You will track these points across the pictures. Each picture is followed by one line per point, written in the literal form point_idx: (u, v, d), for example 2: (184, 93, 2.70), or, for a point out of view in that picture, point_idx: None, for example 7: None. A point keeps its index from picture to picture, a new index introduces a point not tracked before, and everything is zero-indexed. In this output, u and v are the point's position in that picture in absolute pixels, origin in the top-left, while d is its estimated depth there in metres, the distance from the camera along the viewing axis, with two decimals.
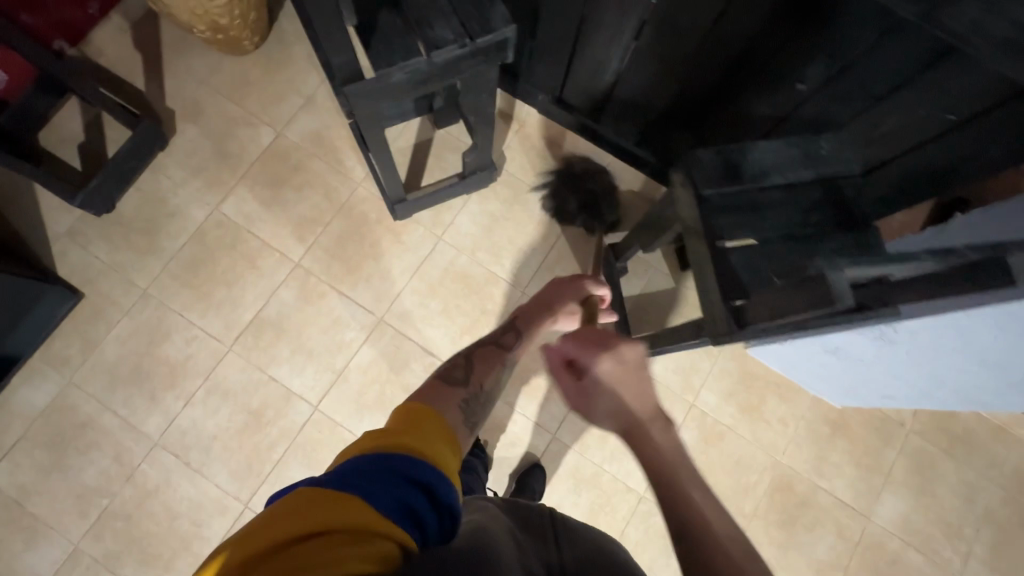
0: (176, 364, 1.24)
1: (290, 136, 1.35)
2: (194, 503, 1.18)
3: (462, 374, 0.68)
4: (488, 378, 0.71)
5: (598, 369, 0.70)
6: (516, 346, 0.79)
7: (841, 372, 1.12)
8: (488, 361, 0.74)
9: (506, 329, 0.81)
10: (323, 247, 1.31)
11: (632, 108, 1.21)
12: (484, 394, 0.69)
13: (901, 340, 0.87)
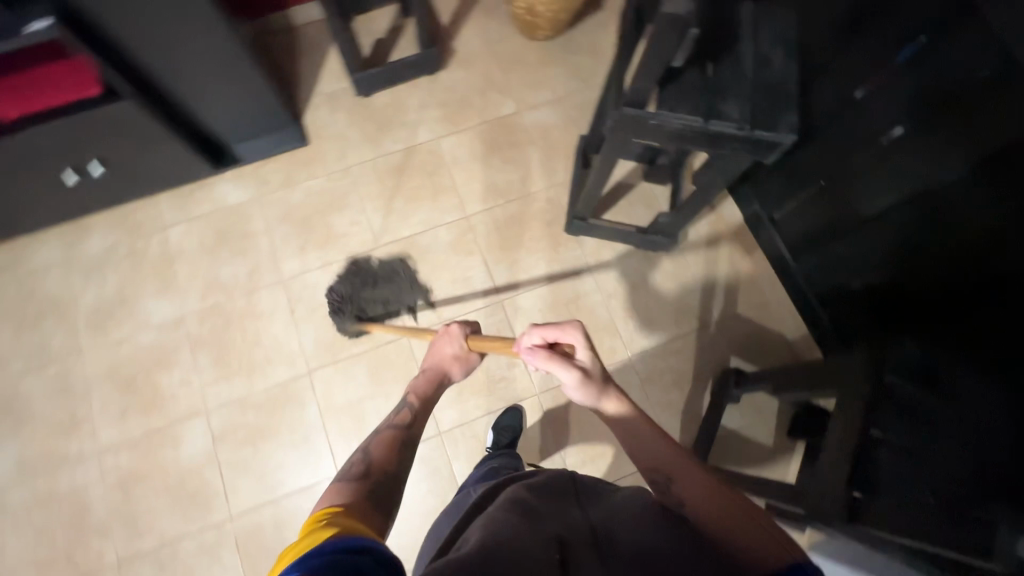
0: (333, 232, 1.40)
1: (526, 119, 1.49)
2: (276, 343, 1.31)
3: (358, 469, 0.70)
4: (388, 463, 0.73)
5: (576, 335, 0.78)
6: (408, 421, 0.81)
7: None
8: (383, 445, 0.76)
9: (399, 408, 0.84)
10: (495, 216, 1.41)
11: (833, 267, 1.16)
12: (387, 476, 0.71)
13: None
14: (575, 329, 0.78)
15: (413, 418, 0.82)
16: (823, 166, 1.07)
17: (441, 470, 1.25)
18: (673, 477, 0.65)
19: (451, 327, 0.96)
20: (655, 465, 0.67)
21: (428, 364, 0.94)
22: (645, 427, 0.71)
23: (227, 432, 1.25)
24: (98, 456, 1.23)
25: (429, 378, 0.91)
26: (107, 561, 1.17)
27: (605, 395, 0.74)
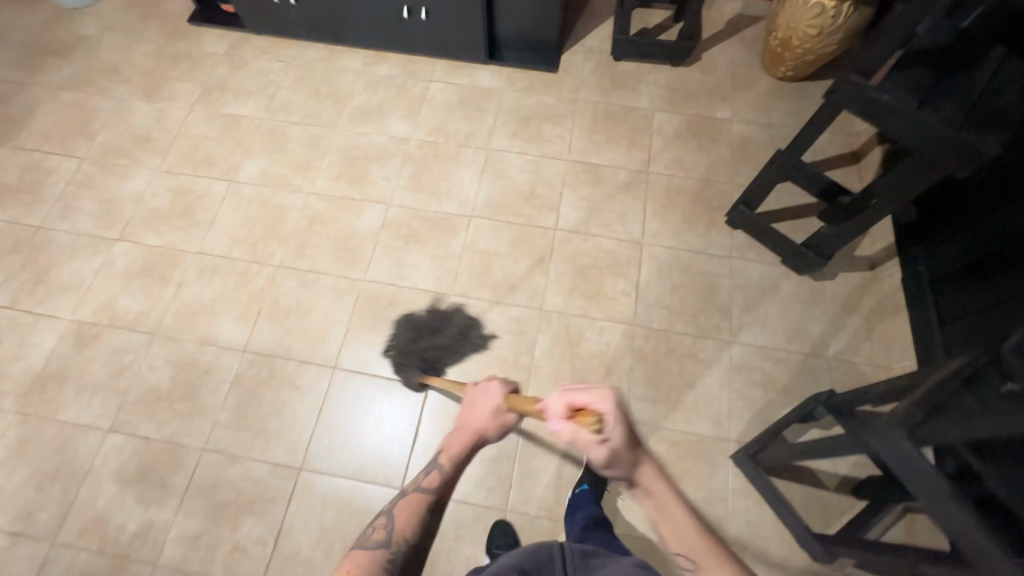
0: (541, 135, 1.67)
1: (735, 128, 1.67)
2: (460, 187, 1.60)
3: (377, 539, 0.78)
4: (409, 530, 0.80)
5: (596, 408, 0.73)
6: (434, 487, 0.86)
7: None
8: (407, 514, 0.82)
9: (429, 471, 0.89)
10: (671, 182, 1.59)
11: (975, 329, 1.16)
12: (409, 547, 0.78)
13: None
14: (604, 395, 0.74)
15: (438, 484, 0.87)
16: (1013, 226, 1.11)
17: (526, 335, 1.39)
18: (698, 563, 0.67)
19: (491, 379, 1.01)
20: (679, 547, 0.69)
21: (464, 426, 0.96)
22: (679, 509, 0.71)
23: (394, 224, 1.54)
24: (308, 195, 1.59)
25: (463, 442, 0.94)
26: (275, 261, 1.50)
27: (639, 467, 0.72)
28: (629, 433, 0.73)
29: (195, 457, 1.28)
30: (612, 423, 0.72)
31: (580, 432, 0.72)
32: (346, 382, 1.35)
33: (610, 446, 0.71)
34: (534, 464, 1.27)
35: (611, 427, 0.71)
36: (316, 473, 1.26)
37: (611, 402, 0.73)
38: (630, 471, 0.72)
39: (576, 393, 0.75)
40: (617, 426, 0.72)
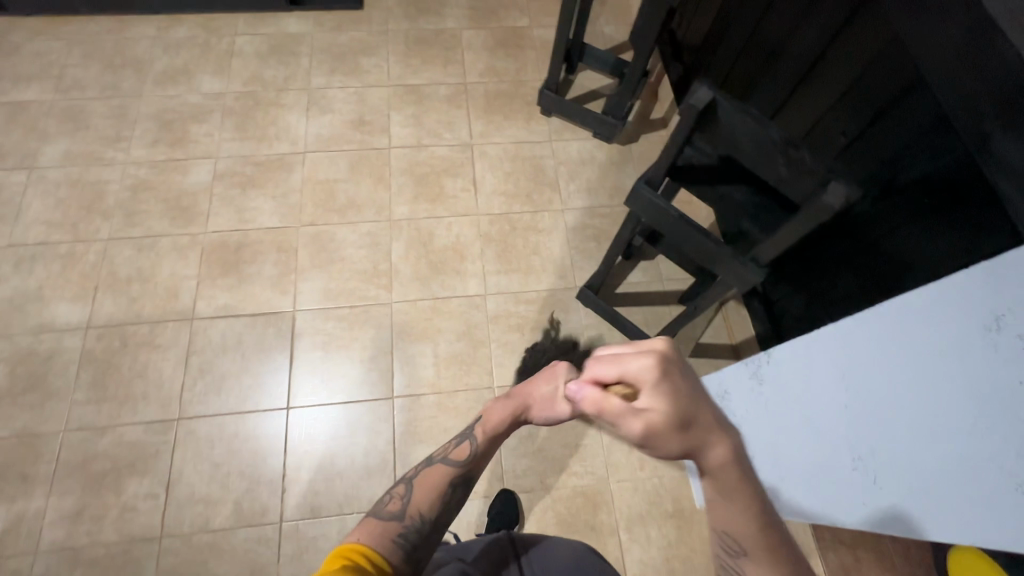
0: (359, 67, 1.73)
1: (535, 32, 1.84)
2: (289, 128, 1.61)
3: (393, 508, 0.66)
4: (427, 505, 0.68)
5: (641, 367, 0.52)
6: (466, 459, 0.72)
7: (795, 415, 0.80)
8: (428, 485, 0.70)
9: (459, 441, 0.74)
10: (488, 88, 1.73)
11: None
12: (426, 523, 0.66)
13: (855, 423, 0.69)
14: (650, 359, 0.52)
15: (472, 458, 0.72)
16: (738, 44, 1.34)
17: (381, 245, 1.47)
18: (751, 552, 0.50)
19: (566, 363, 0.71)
20: (731, 537, 0.51)
21: (513, 394, 0.75)
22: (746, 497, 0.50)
23: (227, 175, 1.53)
24: (125, 166, 1.52)
25: (510, 409, 0.74)
26: (103, 235, 1.43)
27: (708, 446, 0.50)
28: (686, 409, 0.50)
29: (56, 441, 1.21)
30: (653, 394, 0.50)
31: (609, 403, 0.51)
32: (208, 329, 1.34)
33: (647, 423, 0.49)
34: (411, 353, 1.35)
35: (649, 398, 0.50)
36: (196, 418, 1.25)
37: (660, 376, 0.51)
38: (685, 449, 0.50)
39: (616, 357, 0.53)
40: (667, 402, 0.50)
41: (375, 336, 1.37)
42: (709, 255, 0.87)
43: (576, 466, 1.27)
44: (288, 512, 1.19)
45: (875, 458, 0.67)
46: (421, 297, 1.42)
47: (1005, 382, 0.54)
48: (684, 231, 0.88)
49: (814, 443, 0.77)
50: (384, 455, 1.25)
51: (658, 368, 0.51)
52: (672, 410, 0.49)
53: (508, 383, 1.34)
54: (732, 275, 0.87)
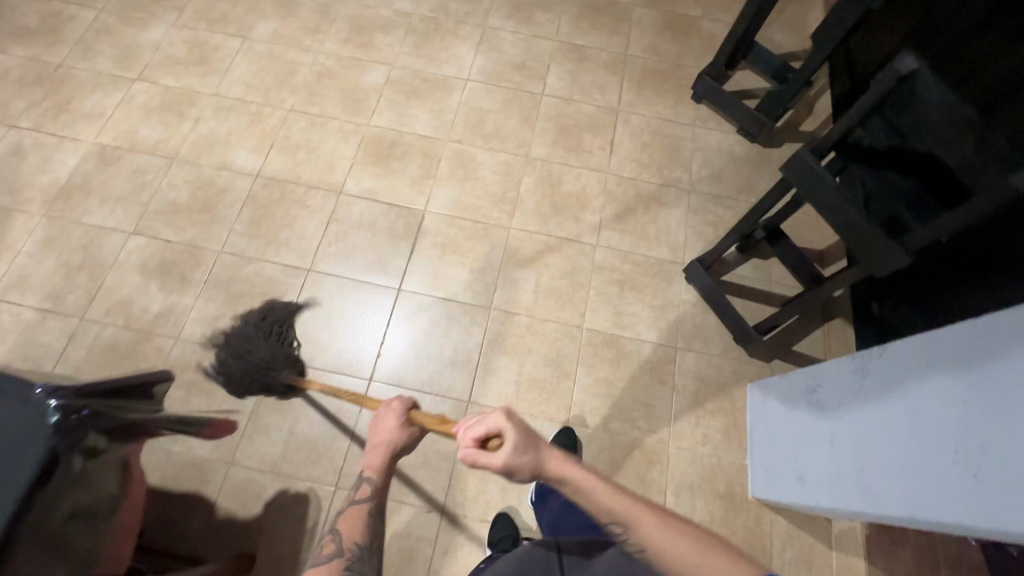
0: (534, 18, 1.85)
1: (705, 24, 1.87)
2: (459, 56, 1.76)
3: (331, 551, 0.74)
4: (359, 535, 0.77)
5: (495, 419, 0.70)
6: (369, 496, 0.80)
7: (901, 412, 0.86)
8: (349, 524, 0.78)
9: (358, 485, 0.81)
10: (647, 63, 1.79)
11: None
12: (362, 550, 0.75)
13: (967, 416, 0.74)
14: (501, 413, 0.70)
15: (371, 495, 0.80)
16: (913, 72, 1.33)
17: (513, 176, 1.57)
18: (633, 527, 0.65)
19: (391, 401, 0.86)
20: (613, 518, 0.66)
21: (372, 445, 0.84)
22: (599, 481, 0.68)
23: (397, 83, 1.70)
24: (317, 54, 1.73)
25: (382, 452, 0.83)
26: (287, 105, 1.64)
27: (546, 461, 0.68)
28: (525, 432, 0.69)
29: (213, 256, 1.42)
30: (510, 422, 0.69)
31: (477, 456, 0.68)
32: (350, 205, 1.51)
33: (507, 461, 0.67)
34: (516, 276, 1.44)
35: (511, 434, 0.68)
36: (323, 274, 1.42)
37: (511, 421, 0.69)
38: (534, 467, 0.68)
39: (473, 424, 0.70)
40: (512, 444, 0.68)
41: (488, 252, 1.47)
42: (855, 233, 0.89)
43: (641, 421, 1.31)
44: (377, 374, 1.32)
45: (975, 451, 0.71)
46: (537, 230, 1.51)
47: None
48: (835, 206, 0.90)
49: (918, 435, 0.82)
50: (470, 355, 1.35)
51: (507, 418, 0.70)
52: (520, 445, 0.68)
53: (597, 328, 1.39)
54: (872, 259, 0.88)
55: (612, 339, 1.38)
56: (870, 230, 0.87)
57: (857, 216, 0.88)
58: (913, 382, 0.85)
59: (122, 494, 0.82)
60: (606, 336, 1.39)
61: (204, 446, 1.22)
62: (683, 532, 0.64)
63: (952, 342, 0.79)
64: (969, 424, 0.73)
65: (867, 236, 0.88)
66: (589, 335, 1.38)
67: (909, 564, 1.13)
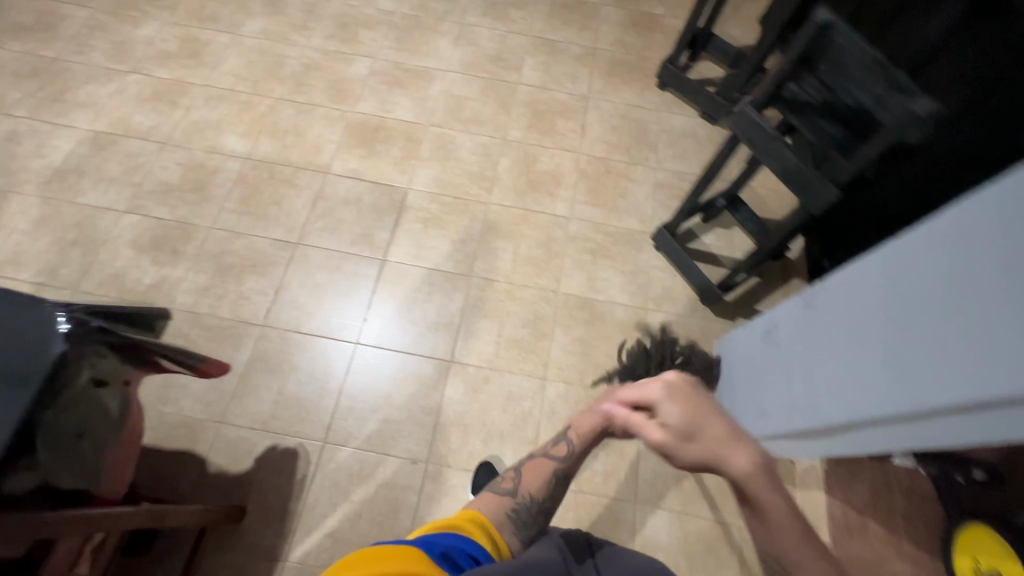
0: (509, 16, 1.97)
1: (668, 21, 2.01)
2: (439, 49, 1.87)
3: (507, 486, 0.74)
4: (536, 488, 0.74)
5: (662, 403, 0.70)
6: (563, 457, 0.78)
7: (844, 330, 0.94)
8: (532, 470, 0.77)
9: (556, 441, 0.81)
10: (615, 55, 1.91)
11: None
12: (535, 503, 0.73)
13: (895, 317, 0.82)
14: (660, 385, 0.71)
15: (567, 457, 0.79)
16: None
17: (490, 157, 1.67)
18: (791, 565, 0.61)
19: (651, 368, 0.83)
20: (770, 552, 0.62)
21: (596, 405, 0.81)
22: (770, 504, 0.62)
23: (380, 74, 1.80)
24: (304, 48, 1.83)
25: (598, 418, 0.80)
26: (275, 95, 1.73)
27: (724, 461, 0.64)
28: (687, 427, 0.66)
29: (204, 232, 1.48)
30: (669, 408, 0.69)
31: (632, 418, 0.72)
32: (336, 183, 1.58)
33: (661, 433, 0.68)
34: (495, 246, 1.53)
35: (667, 415, 0.68)
36: (311, 247, 1.49)
37: (676, 397, 0.69)
38: (701, 458, 0.65)
39: (628, 390, 0.75)
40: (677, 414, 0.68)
41: (468, 224, 1.55)
42: (793, 174, 0.99)
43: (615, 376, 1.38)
44: (364, 337, 1.38)
45: (904, 344, 0.80)
46: (514, 205, 1.60)
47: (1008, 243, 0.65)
48: (775, 152, 1.01)
49: (858, 346, 0.90)
50: (452, 318, 1.42)
51: (660, 405, 0.70)
52: (675, 420, 0.67)
53: (572, 292, 1.48)
54: (809, 196, 0.98)
55: (586, 302, 1.47)
56: (805, 169, 0.97)
57: (793, 159, 0.98)
58: (850, 303, 0.94)
59: (122, 422, 0.86)
60: (580, 300, 1.47)
61: (195, 407, 1.27)
62: None
63: (882, 263, 0.87)
64: (898, 324, 0.82)
65: (803, 175, 0.98)
66: (565, 300, 1.47)
67: (864, 494, 1.20)
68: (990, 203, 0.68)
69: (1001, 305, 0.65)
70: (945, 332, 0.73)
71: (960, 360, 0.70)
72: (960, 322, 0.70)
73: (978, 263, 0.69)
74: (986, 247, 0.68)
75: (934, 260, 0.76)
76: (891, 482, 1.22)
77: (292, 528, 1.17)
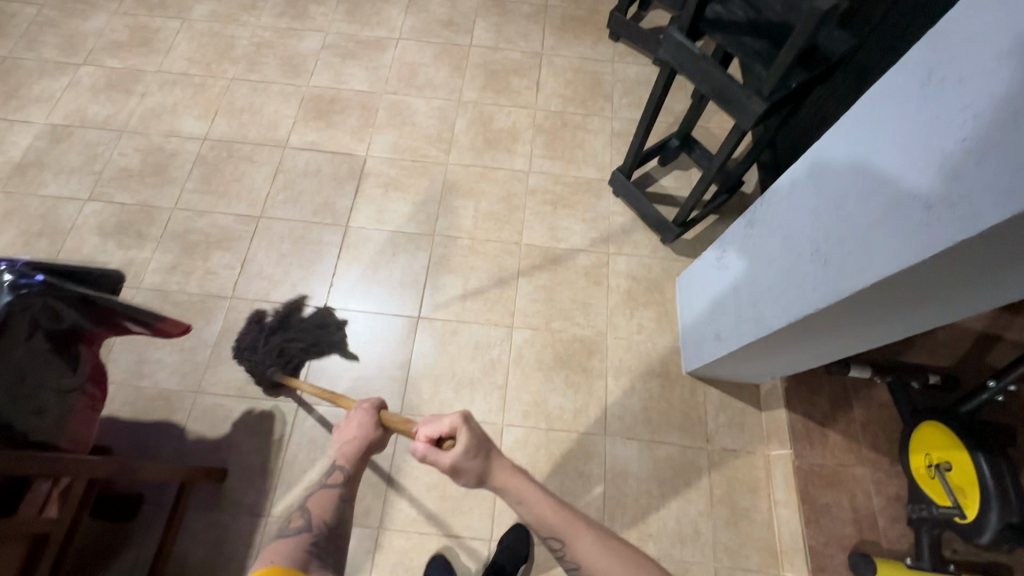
0: None
1: None
2: (391, 19, 1.87)
3: (297, 525, 0.73)
4: (327, 515, 0.75)
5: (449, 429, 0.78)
6: (340, 480, 0.82)
7: (781, 239, 0.97)
8: (321, 502, 0.78)
9: (330, 472, 0.84)
10: (566, 11, 1.92)
11: None
12: (329, 528, 0.74)
13: (825, 214, 0.85)
14: (453, 415, 0.78)
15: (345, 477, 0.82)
16: None
17: (447, 119, 1.68)
18: (567, 539, 0.70)
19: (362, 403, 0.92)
20: (546, 530, 0.71)
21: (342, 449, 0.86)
22: (543, 496, 0.74)
23: (333, 47, 1.80)
24: (254, 28, 1.83)
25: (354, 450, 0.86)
26: (228, 75, 1.73)
27: (492, 468, 0.75)
28: (477, 439, 0.76)
29: (167, 214, 1.50)
30: (461, 425, 0.77)
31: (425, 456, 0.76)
32: (295, 157, 1.60)
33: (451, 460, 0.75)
34: (456, 205, 1.55)
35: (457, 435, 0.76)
36: (273, 219, 1.50)
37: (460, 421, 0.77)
38: (482, 468, 0.75)
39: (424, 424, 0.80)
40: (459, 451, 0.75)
41: (428, 186, 1.57)
42: (725, 92, 1.01)
43: (580, 319, 1.41)
44: (332, 301, 1.41)
45: (833, 235, 0.83)
46: (473, 164, 1.61)
47: (913, 114, 0.68)
48: (704, 73, 1.03)
49: (795, 250, 0.93)
50: (418, 276, 1.45)
51: (455, 425, 0.77)
52: (473, 435, 0.76)
53: (534, 243, 1.50)
54: (741, 112, 1.00)
55: (548, 251, 1.49)
56: (735, 85, 0.99)
57: (723, 77, 1.00)
58: (784, 213, 0.97)
59: (76, 384, 0.86)
60: (543, 249, 1.49)
61: (170, 379, 1.30)
62: (613, 546, 0.69)
63: (806, 165, 0.91)
64: (827, 219, 0.85)
65: (733, 92, 1.00)
66: (528, 250, 1.49)
67: (825, 408, 1.24)
68: (891, 86, 0.72)
69: (901, 178, 0.69)
70: (867, 214, 0.76)
71: (875, 239, 0.74)
72: (868, 202, 0.76)
73: (888, 140, 0.72)
74: (887, 128, 0.72)
75: (851, 151, 0.80)
76: (850, 393, 1.25)
77: (273, 485, 1.21)
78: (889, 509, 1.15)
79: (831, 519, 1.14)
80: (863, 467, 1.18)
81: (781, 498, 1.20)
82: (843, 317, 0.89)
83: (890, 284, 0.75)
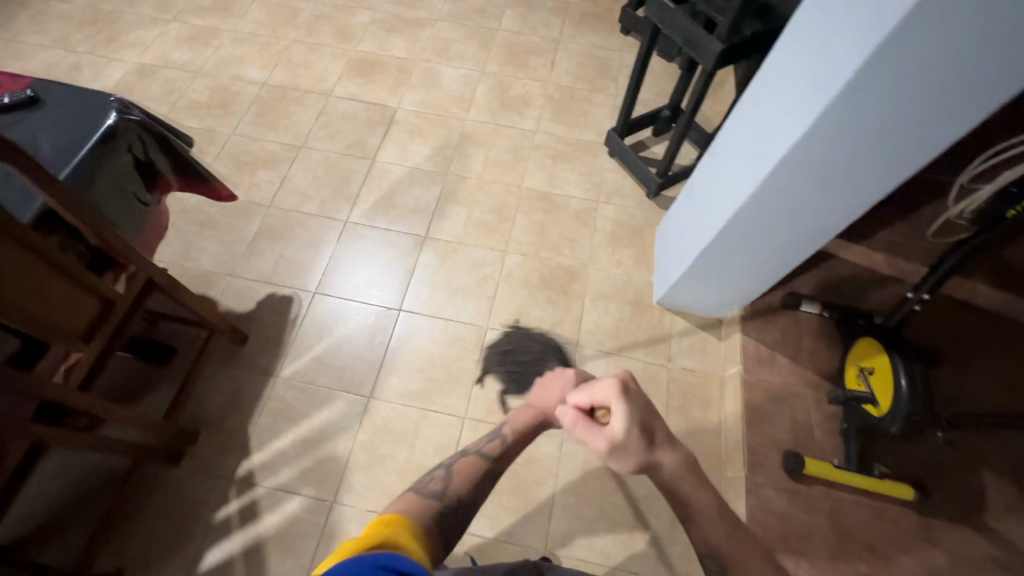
0: None
1: None
2: (432, 4, 2.17)
3: (435, 487, 0.71)
4: (464, 488, 0.72)
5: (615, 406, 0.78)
6: (497, 453, 0.79)
7: (723, 156, 1.08)
8: (465, 470, 0.76)
9: (490, 439, 0.82)
10: (584, 8, 2.18)
11: None
12: (460, 501, 0.70)
13: (749, 120, 0.96)
14: (610, 381, 0.80)
15: (502, 451, 0.80)
16: None
17: (470, 85, 1.93)
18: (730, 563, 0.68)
19: (566, 369, 0.94)
20: (710, 551, 0.69)
21: (533, 403, 0.90)
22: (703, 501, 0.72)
23: (380, 22, 2.09)
24: (316, 3, 2.15)
25: (534, 414, 0.88)
26: (290, 38, 2.04)
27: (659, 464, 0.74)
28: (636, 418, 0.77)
29: (225, 138, 1.77)
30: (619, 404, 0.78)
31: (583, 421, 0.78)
32: (337, 103, 1.86)
33: (616, 434, 0.76)
34: (469, 152, 1.77)
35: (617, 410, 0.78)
36: (312, 150, 1.75)
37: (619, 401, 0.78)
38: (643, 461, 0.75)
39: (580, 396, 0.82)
40: (622, 420, 0.76)
41: (447, 135, 1.81)
42: (694, 39, 1.21)
43: (566, 251, 1.58)
44: (355, 217, 1.63)
45: (756, 136, 0.94)
46: (489, 121, 1.84)
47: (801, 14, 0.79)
48: (677, 24, 1.23)
49: (731, 160, 1.04)
50: (430, 204, 1.66)
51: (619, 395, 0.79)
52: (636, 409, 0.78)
53: (534, 187, 1.71)
54: (704, 55, 1.19)
55: (545, 195, 1.69)
56: (700, 34, 1.19)
57: (691, 26, 1.20)
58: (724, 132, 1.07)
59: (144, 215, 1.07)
60: (540, 193, 1.69)
61: (211, 263, 1.53)
62: None
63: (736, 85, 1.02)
64: (751, 124, 0.96)
65: (699, 39, 1.19)
66: (527, 193, 1.69)
67: (777, 336, 1.37)
68: None
69: (807, 62, 0.79)
70: (777, 107, 0.87)
71: (783, 126, 0.85)
72: (777, 97, 0.87)
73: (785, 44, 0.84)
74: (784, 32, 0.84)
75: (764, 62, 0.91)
76: (802, 326, 1.38)
77: (284, 355, 1.40)
78: (827, 424, 1.26)
79: (771, 426, 1.26)
80: (806, 388, 1.30)
81: (729, 410, 1.32)
82: (767, 213, 1.00)
83: (796, 163, 0.86)
